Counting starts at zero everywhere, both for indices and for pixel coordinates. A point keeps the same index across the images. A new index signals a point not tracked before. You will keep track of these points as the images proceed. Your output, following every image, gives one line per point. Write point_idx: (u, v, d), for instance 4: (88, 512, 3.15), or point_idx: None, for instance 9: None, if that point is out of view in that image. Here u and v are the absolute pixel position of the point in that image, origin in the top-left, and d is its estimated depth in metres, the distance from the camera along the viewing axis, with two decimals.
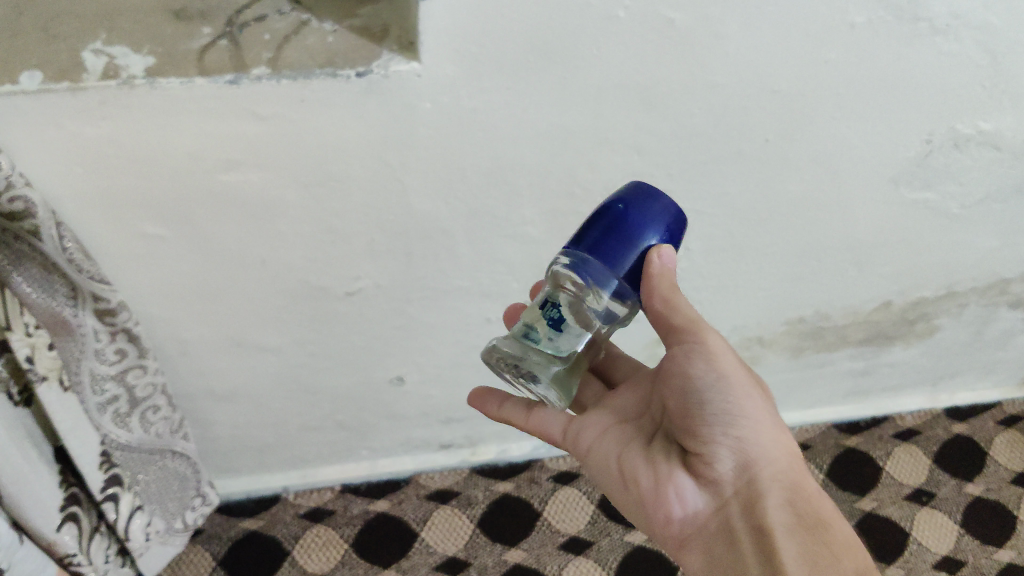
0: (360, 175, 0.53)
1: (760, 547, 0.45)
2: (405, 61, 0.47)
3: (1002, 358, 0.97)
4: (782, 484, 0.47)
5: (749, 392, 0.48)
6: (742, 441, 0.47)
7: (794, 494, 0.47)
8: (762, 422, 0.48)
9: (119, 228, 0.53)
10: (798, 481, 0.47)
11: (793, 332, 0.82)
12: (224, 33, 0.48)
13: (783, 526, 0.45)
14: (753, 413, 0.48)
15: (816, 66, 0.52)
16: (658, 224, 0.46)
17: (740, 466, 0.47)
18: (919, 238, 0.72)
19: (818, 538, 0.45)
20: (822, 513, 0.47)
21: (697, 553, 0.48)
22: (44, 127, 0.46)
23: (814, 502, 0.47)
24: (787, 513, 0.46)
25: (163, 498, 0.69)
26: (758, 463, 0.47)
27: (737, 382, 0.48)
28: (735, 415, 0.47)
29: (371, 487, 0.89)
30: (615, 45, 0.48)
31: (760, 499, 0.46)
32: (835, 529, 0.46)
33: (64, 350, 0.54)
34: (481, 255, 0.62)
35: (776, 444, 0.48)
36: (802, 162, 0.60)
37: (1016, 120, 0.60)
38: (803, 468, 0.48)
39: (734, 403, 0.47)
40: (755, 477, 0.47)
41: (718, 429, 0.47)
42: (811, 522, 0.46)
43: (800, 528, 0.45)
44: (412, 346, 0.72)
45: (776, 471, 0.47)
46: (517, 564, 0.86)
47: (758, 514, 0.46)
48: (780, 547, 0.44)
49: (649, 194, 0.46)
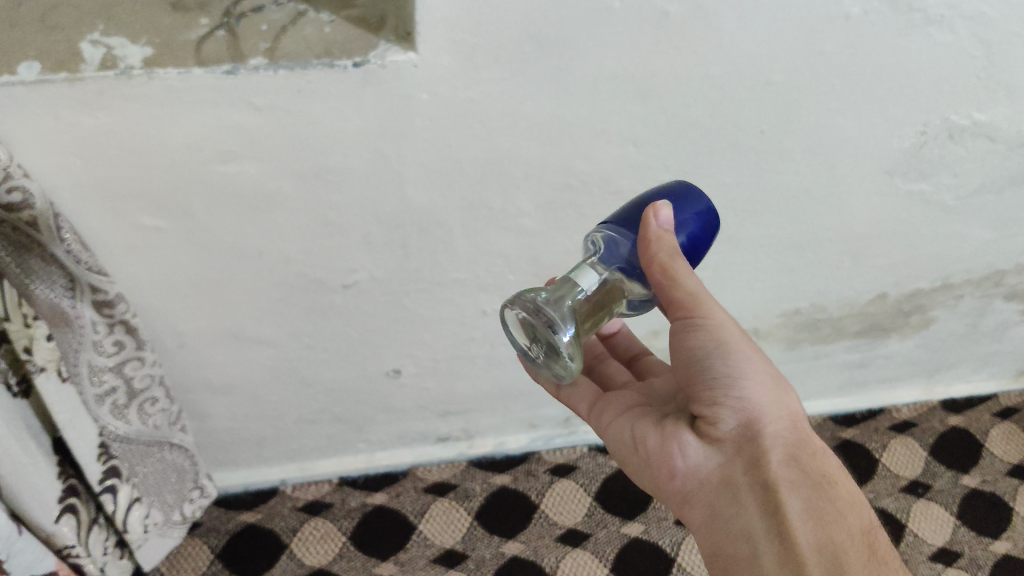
0: (357, 166, 0.53)
1: (765, 501, 0.45)
2: (401, 52, 0.47)
3: (997, 350, 0.97)
4: (783, 442, 0.47)
5: (751, 354, 0.47)
6: (746, 403, 0.47)
7: (795, 451, 0.47)
8: (765, 383, 0.47)
9: (118, 221, 0.54)
10: (801, 441, 0.47)
11: (789, 324, 0.82)
12: (221, 24, 0.48)
13: (787, 482, 0.45)
14: (756, 375, 0.47)
15: (811, 57, 0.53)
16: (683, 214, 0.46)
17: (743, 426, 0.47)
18: (913, 230, 0.72)
19: (819, 494, 0.46)
20: (824, 470, 0.47)
21: (699, 508, 0.48)
22: (42, 117, 0.46)
23: (817, 460, 0.47)
24: (791, 470, 0.46)
25: (162, 490, 0.69)
26: (762, 422, 0.47)
27: (739, 345, 0.47)
28: (738, 379, 0.47)
29: (369, 480, 0.91)
30: (610, 35, 0.49)
31: (764, 455, 0.46)
32: (836, 486, 0.47)
33: (63, 341, 0.54)
34: (478, 247, 0.63)
35: (777, 403, 0.48)
36: (797, 152, 0.60)
37: (1011, 111, 0.61)
38: (804, 426, 0.48)
39: (736, 365, 0.47)
40: (757, 435, 0.46)
41: (720, 393, 0.47)
42: (815, 478, 0.46)
43: (803, 485, 0.46)
44: (408, 338, 0.72)
45: (781, 431, 0.47)
46: (516, 555, 0.84)
47: (762, 470, 0.46)
48: (784, 502, 0.45)
49: (689, 194, 0.47)
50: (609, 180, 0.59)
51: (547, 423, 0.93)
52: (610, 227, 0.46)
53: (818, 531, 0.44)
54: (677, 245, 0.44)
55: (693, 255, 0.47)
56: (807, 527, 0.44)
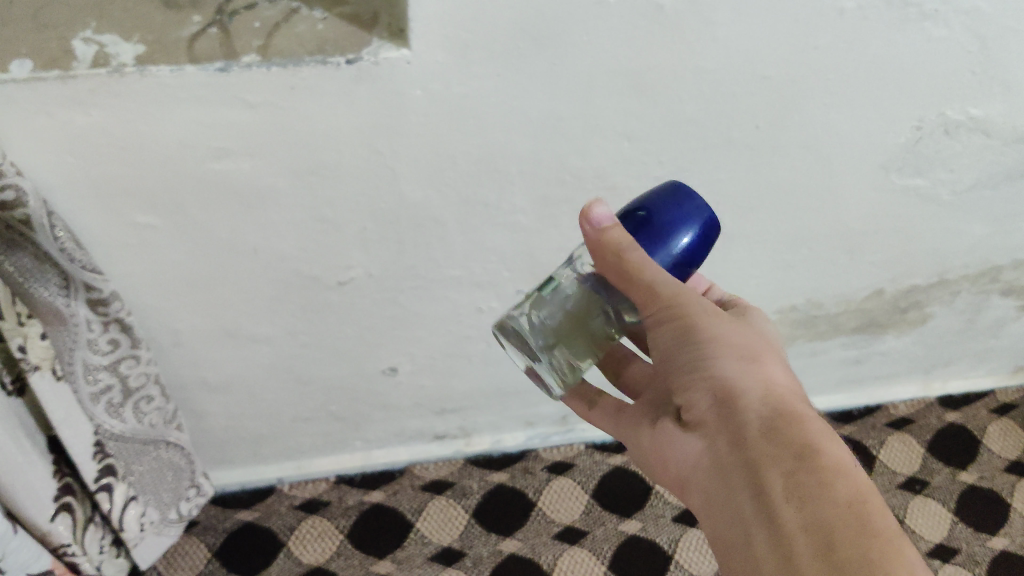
0: (351, 164, 0.53)
1: (748, 478, 0.43)
2: (394, 48, 0.47)
3: (994, 346, 0.97)
4: (759, 413, 0.44)
5: (716, 330, 0.47)
6: (715, 382, 0.46)
7: (773, 421, 0.44)
8: (732, 357, 0.46)
9: (111, 218, 0.53)
10: (780, 409, 0.44)
11: (786, 320, 0.82)
12: (213, 22, 0.48)
13: (764, 454, 0.42)
14: (726, 350, 0.46)
15: (806, 52, 0.53)
16: (661, 213, 0.46)
17: (718, 403, 0.46)
18: (909, 225, 0.72)
19: (803, 464, 0.41)
20: (814, 438, 0.43)
21: (698, 496, 0.47)
22: (35, 116, 0.46)
23: (803, 427, 0.43)
24: (766, 440, 0.43)
25: (159, 488, 0.70)
26: (735, 396, 0.45)
27: (705, 321, 0.47)
28: (703, 358, 0.46)
29: (365, 478, 0.90)
30: (603, 31, 0.49)
31: (739, 430, 0.44)
32: (827, 456, 0.42)
33: (57, 339, 0.54)
34: (473, 244, 0.62)
35: (752, 376, 0.46)
36: (792, 148, 0.60)
37: (1006, 106, 0.61)
38: (789, 397, 0.45)
39: (701, 342, 0.47)
40: (732, 409, 0.45)
41: (691, 378, 0.47)
42: (797, 448, 0.42)
43: (784, 454, 0.42)
44: (404, 336, 0.72)
45: (754, 403, 0.45)
46: (512, 554, 0.84)
47: (740, 446, 0.44)
48: (764, 476, 0.42)
49: (671, 197, 0.46)
50: (603, 176, 0.59)
51: (545, 420, 0.93)
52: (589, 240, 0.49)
53: (801, 502, 0.40)
54: (627, 237, 0.45)
55: (680, 254, 0.46)
56: (788, 500, 0.41)
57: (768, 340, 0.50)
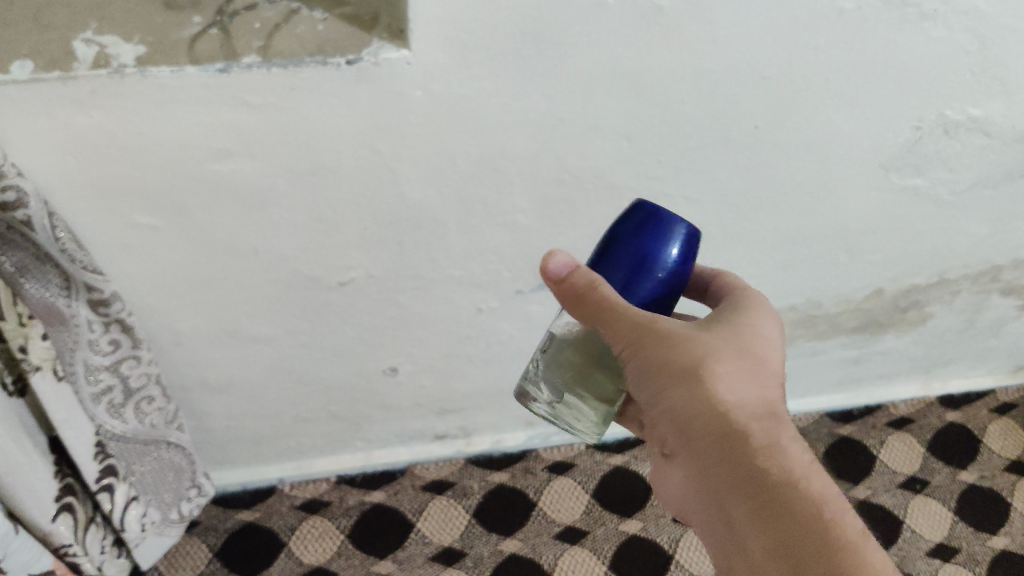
0: (351, 164, 0.54)
1: (716, 507, 0.42)
2: (394, 49, 0.47)
3: (994, 345, 0.97)
4: (714, 443, 0.41)
5: (670, 348, 0.42)
6: (675, 412, 0.43)
7: (730, 451, 0.41)
8: (691, 379, 0.42)
9: (112, 219, 0.54)
10: (739, 433, 0.41)
11: (786, 319, 0.82)
12: (214, 22, 0.47)
13: (728, 486, 0.41)
14: (676, 374, 0.42)
15: (805, 53, 0.53)
16: (627, 233, 0.44)
17: (677, 432, 0.43)
18: (909, 225, 0.72)
19: (763, 496, 0.39)
20: (775, 456, 0.40)
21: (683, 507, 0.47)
22: (36, 117, 0.46)
23: (763, 448, 0.40)
24: (727, 470, 0.41)
25: (160, 489, 0.70)
26: (690, 427, 0.42)
27: (656, 339, 0.42)
28: (660, 385, 0.43)
29: (366, 478, 0.90)
30: (603, 31, 0.49)
31: (701, 461, 0.42)
32: (788, 481, 0.39)
33: (58, 340, 0.54)
34: (473, 244, 0.63)
35: (702, 401, 0.41)
36: (792, 148, 0.60)
37: (1005, 106, 0.61)
38: (744, 416, 0.41)
39: (650, 371, 0.43)
40: (690, 440, 0.42)
41: (655, 407, 0.44)
42: (755, 479, 0.40)
43: (746, 484, 0.40)
44: (404, 336, 0.72)
45: (710, 429, 0.41)
46: (513, 554, 0.84)
47: (703, 478, 0.42)
48: (729, 509, 0.41)
49: (631, 221, 0.44)
50: (603, 176, 0.59)
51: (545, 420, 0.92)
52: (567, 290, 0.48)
53: (769, 535, 0.39)
54: (594, 275, 0.43)
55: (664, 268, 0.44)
56: (757, 534, 0.39)
57: (735, 330, 0.44)
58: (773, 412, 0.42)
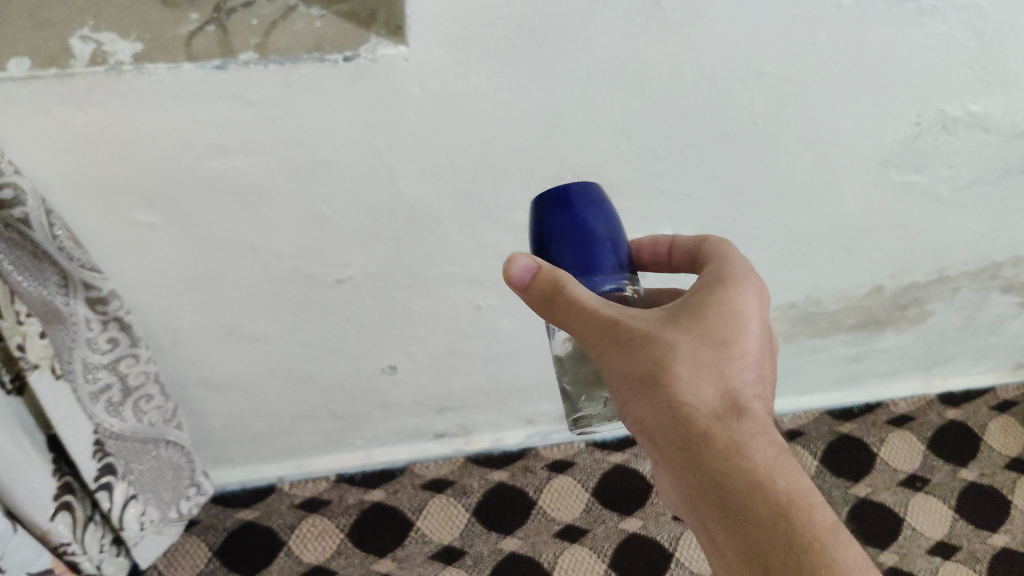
0: (349, 161, 0.53)
1: (687, 507, 0.41)
2: (393, 45, 0.47)
3: (994, 343, 0.97)
4: (675, 448, 0.40)
5: (628, 351, 0.40)
6: (639, 418, 0.41)
7: (691, 456, 0.39)
8: (652, 384, 0.40)
9: (109, 217, 0.53)
10: (698, 438, 0.39)
11: (785, 316, 0.82)
12: (212, 19, 0.47)
13: (695, 492, 0.40)
14: (633, 378, 0.40)
15: (804, 49, 0.53)
16: (552, 219, 0.45)
17: (643, 435, 0.42)
18: (908, 222, 0.72)
19: (723, 501, 0.39)
20: (739, 459, 0.39)
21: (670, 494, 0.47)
22: (34, 114, 0.46)
23: (726, 450, 0.39)
24: (691, 476, 0.40)
25: (159, 487, 0.70)
26: (651, 432, 0.41)
27: (614, 342, 0.40)
28: (623, 390, 0.41)
29: (366, 477, 0.90)
30: (601, 27, 0.49)
31: (667, 464, 0.41)
32: (749, 482, 0.38)
33: (55, 338, 0.54)
34: (471, 241, 0.62)
35: (660, 406, 0.40)
36: (791, 145, 0.60)
37: (1005, 102, 0.60)
38: (704, 417, 0.39)
39: (609, 376, 0.41)
40: (654, 444, 0.41)
41: (624, 411, 0.42)
42: (715, 484, 0.39)
43: (711, 490, 0.39)
44: (402, 333, 0.72)
45: (673, 434, 0.40)
46: (512, 551, 0.85)
47: (671, 479, 0.41)
48: (696, 510, 0.40)
49: (548, 210, 0.46)
50: (601, 172, 0.59)
51: (545, 418, 0.92)
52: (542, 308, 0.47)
53: (735, 540, 0.38)
54: (555, 272, 0.42)
55: (603, 225, 0.45)
56: (723, 538, 0.39)
57: (700, 314, 0.41)
58: (741, 408, 0.40)
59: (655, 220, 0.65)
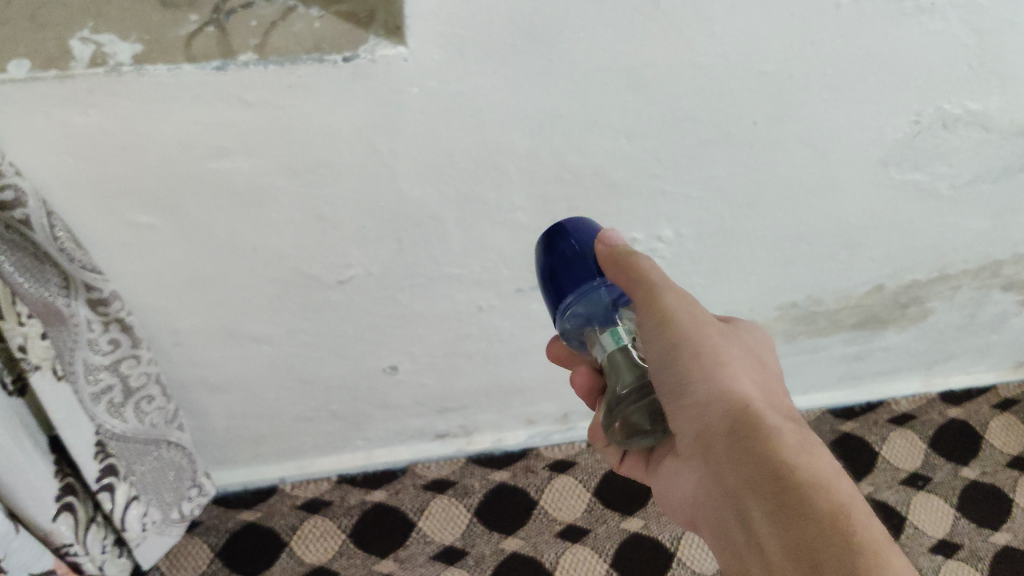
0: (350, 161, 0.54)
1: (735, 511, 0.41)
2: (392, 46, 0.47)
3: (996, 341, 0.97)
4: (735, 437, 0.41)
5: (696, 339, 0.44)
6: (694, 405, 0.44)
7: (750, 446, 0.41)
8: (712, 371, 0.44)
9: (110, 218, 0.54)
10: (760, 428, 0.41)
11: (786, 317, 0.83)
12: (211, 20, 0.47)
13: (743, 484, 0.40)
14: (706, 366, 0.44)
15: (803, 47, 0.53)
16: (563, 239, 0.50)
17: (699, 432, 0.43)
18: (909, 221, 0.72)
19: (781, 492, 0.39)
20: (797, 453, 0.40)
21: (707, 533, 0.46)
22: (34, 116, 0.46)
23: (785, 443, 0.40)
24: (747, 464, 0.40)
25: (160, 488, 0.70)
26: (713, 421, 0.43)
27: (684, 328, 0.45)
28: (683, 376, 0.44)
29: (368, 477, 0.90)
30: (601, 27, 0.49)
31: (720, 461, 0.42)
32: (809, 475, 0.39)
33: (58, 339, 0.54)
34: (471, 242, 0.63)
35: (728, 393, 0.43)
36: (790, 144, 0.60)
37: (1004, 100, 0.60)
38: (765, 412, 0.42)
39: (681, 363, 0.44)
40: (711, 438, 0.42)
41: (677, 402, 0.44)
42: (774, 473, 0.39)
43: (763, 478, 0.39)
44: (403, 334, 0.72)
45: (728, 421, 0.42)
46: (515, 552, 0.85)
47: (723, 477, 0.42)
48: (748, 508, 0.40)
49: (560, 236, 0.50)
50: (601, 172, 0.59)
51: (546, 418, 0.92)
52: (575, 307, 0.48)
53: (786, 531, 0.38)
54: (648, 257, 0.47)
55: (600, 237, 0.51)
56: (774, 532, 0.38)
57: (745, 342, 0.48)
58: (787, 418, 0.44)
59: (655, 220, 0.65)
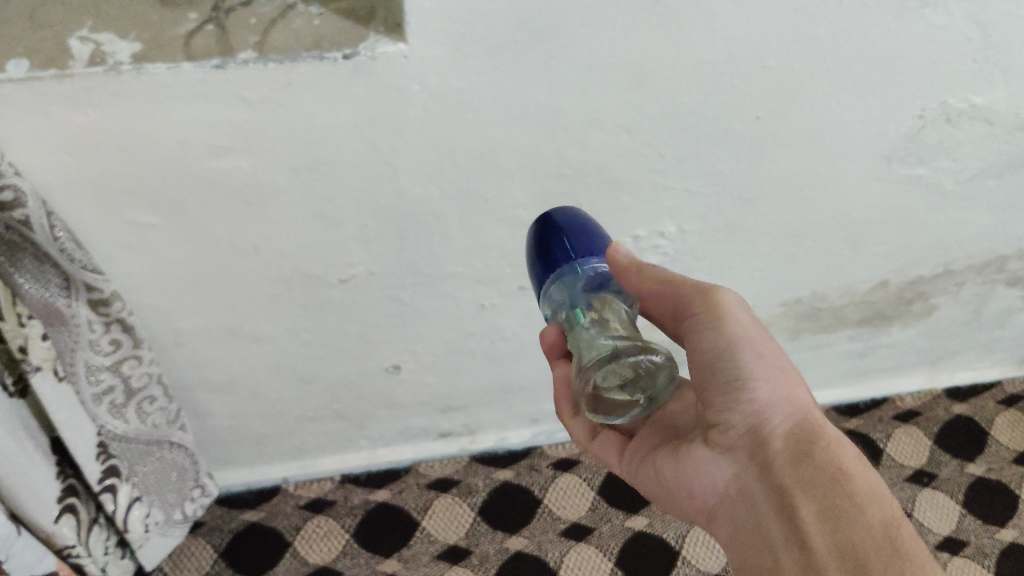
0: (351, 159, 0.53)
1: (779, 508, 0.44)
2: (392, 43, 0.47)
3: (1001, 336, 0.96)
4: (794, 439, 0.46)
5: (762, 345, 0.47)
6: (755, 404, 0.46)
7: (808, 449, 0.45)
8: (775, 378, 0.47)
9: (112, 219, 0.54)
10: (818, 435, 0.46)
11: (790, 314, 0.82)
12: (210, 18, 0.47)
13: (797, 483, 0.44)
14: (768, 375, 0.47)
15: (805, 41, 0.52)
16: (549, 224, 0.50)
17: (751, 429, 0.47)
18: (913, 216, 0.71)
19: (835, 491, 0.43)
20: (853, 461, 0.45)
21: (723, 527, 0.48)
22: (34, 116, 0.46)
23: (839, 452, 0.45)
24: (805, 466, 0.44)
25: (161, 490, 0.69)
26: (770, 421, 0.46)
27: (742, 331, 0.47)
28: (747, 377, 0.47)
29: (371, 477, 0.90)
30: (600, 22, 0.48)
31: (773, 457, 0.46)
32: (858, 479, 0.44)
33: (58, 340, 0.54)
34: (473, 239, 0.62)
35: (790, 398, 0.47)
36: (793, 139, 0.60)
37: (1009, 93, 0.60)
38: (819, 419, 0.47)
39: (747, 365, 0.47)
40: (766, 436, 0.46)
41: (732, 398, 0.47)
42: (830, 474, 0.44)
43: (818, 482, 0.44)
44: (405, 333, 0.72)
45: (790, 424, 0.46)
46: (518, 551, 0.84)
47: (772, 473, 0.45)
48: (796, 505, 0.44)
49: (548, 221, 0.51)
50: (603, 169, 0.58)
51: (549, 417, 0.92)
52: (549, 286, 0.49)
53: (835, 533, 0.42)
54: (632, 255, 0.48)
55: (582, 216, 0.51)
56: (824, 531, 0.42)
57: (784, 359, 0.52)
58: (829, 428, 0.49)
59: (658, 216, 0.64)
